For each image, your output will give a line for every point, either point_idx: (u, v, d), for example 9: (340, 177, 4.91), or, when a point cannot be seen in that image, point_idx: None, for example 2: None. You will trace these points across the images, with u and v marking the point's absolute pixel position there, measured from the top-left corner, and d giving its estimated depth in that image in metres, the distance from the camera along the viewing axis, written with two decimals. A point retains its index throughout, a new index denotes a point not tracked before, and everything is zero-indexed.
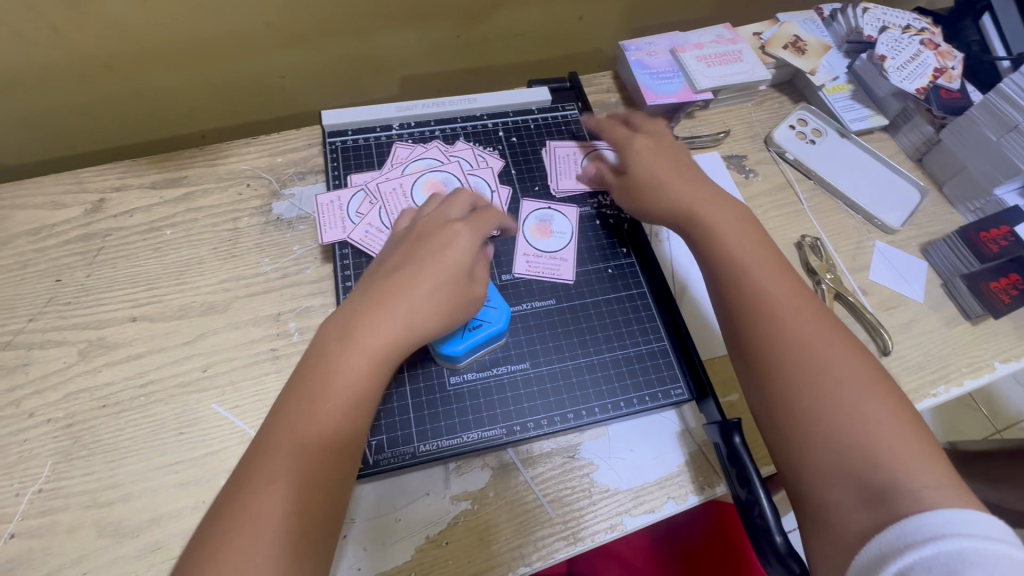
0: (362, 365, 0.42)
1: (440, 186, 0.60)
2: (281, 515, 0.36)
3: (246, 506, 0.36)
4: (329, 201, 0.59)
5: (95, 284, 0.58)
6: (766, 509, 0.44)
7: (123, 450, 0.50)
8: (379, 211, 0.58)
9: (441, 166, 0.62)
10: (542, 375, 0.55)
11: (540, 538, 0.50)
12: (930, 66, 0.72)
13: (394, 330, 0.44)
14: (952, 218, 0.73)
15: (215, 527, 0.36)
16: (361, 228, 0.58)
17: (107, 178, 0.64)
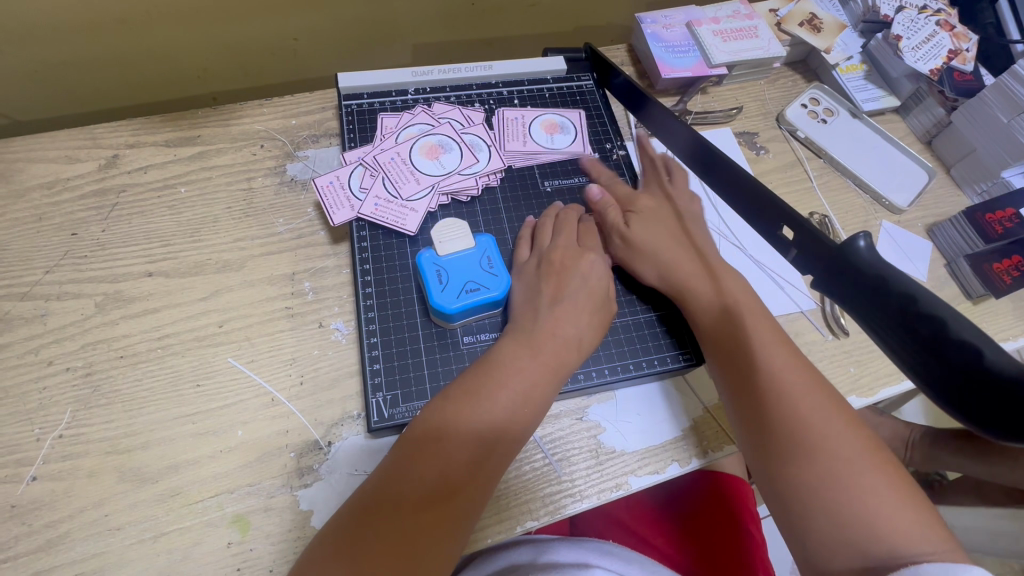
0: (507, 409, 0.45)
1: (438, 148, 0.60)
2: (393, 532, 0.39)
3: (369, 517, 0.40)
4: (328, 182, 0.57)
5: (111, 239, 0.58)
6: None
7: (141, 400, 0.51)
8: (383, 182, 0.57)
9: (432, 129, 0.61)
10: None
11: (548, 494, 0.51)
12: (945, 47, 0.72)
13: (511, 409, 0.45)
14: (957, 200, 0.73)
15: (348, 528, 0.39)
16: (369, 202, 0.56)
17: (121, 135, 0.64)
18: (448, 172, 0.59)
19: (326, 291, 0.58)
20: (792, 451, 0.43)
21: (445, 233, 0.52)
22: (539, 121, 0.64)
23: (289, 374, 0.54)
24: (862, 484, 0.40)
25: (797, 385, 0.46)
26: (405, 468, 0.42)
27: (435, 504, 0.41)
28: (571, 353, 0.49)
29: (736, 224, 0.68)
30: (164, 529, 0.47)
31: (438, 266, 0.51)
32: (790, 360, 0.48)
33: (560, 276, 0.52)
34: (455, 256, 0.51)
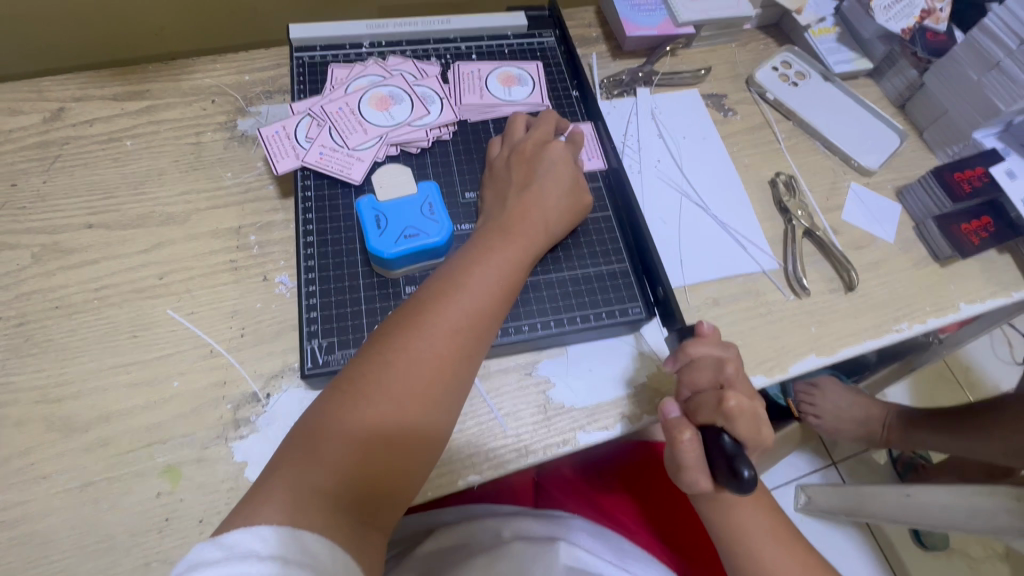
0: (469, 310, 0.44)
1: (388, 100, 0.58)
2: (352, 431, 0.38)
3: (330, 414, 0.39)
4: (274, 132, 0.56)
5: (51, 191, 0.57)
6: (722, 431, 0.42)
7: (74, 350, 0.50)
8: (330, 132, 0.55)
9: (384, 80, 0.59)
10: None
11: (492, 449, 0.50)
12: (918, 7, 0.70)
13: (494, 287, 0.46)
14: (929, 163, 0.72)
15: (309, 424, 0.39)
16: (314, 151, 0.54)
17: (68, 88, 0.63)
18: (397, 123, 0.57)
19: (273, 245, 0.57)
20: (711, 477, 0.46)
21: (391, 179, 0.51)
22: (495, 74, 0.62)
23: (230, 326, 0.52)
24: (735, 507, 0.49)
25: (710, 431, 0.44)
26: (397, 351, 0.41)
27: (430, 388, 0.41)
28: (540, 238, 0.51)
29: (703, 185, 0.66)
30: (92, 478, 0.46)
31: (377, 211, 0.49)
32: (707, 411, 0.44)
33: (527, 166, 0.53)
34: (396, 202, 0.50)
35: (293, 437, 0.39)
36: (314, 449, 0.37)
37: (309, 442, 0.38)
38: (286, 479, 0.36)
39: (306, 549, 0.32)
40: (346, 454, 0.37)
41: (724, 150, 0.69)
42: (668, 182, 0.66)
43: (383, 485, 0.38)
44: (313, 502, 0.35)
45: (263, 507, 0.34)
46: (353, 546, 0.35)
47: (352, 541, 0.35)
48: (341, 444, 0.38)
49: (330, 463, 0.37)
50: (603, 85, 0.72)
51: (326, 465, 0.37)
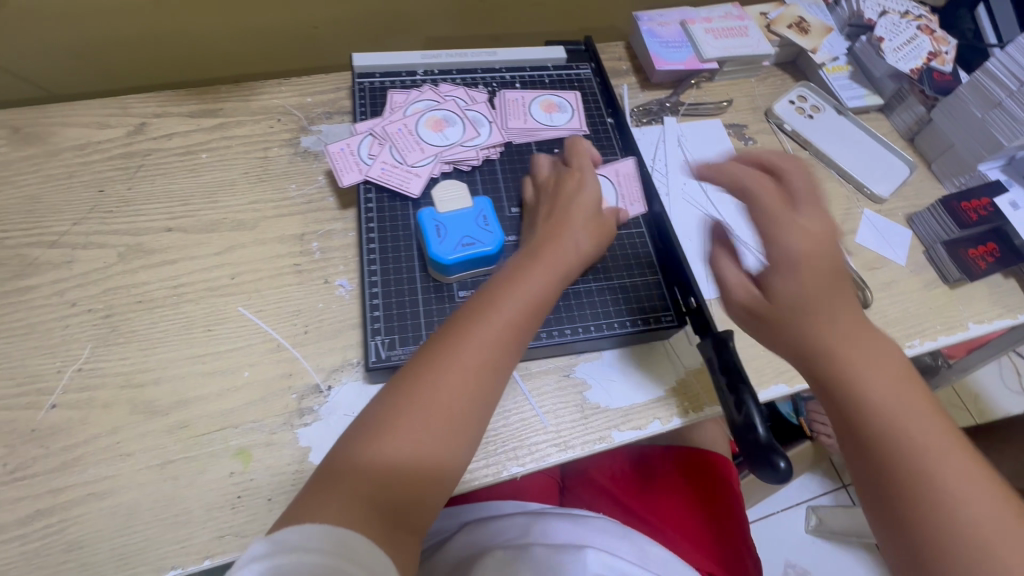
0: (495, 336, 0.47)
1: (442, 122, 0.64)
2: (384, 448, 0.41)
3: (366, 431, 0.42)
4: (339, 149, 0.62)
5: (134, 197, 0.62)
6: (755, 415, 0.46)
7: (155, 340, 0.55)
8: (390, 150, 0.61)
9: (438, 105, 0.65)
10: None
11: (534, 443, 0.54)
12: (924, 50, 0.77)
13: (521, 313, 0.48)
14: (938, 192, 0.77)
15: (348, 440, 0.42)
16: (376, 167, 0.60)
17: (150, 105, 0.69)
18: (451, 144, 0.63)
19: (333, 251, 0.62)
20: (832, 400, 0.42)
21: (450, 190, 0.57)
22: (538, 102, 0.68)
23: (295, 323, 0.57)
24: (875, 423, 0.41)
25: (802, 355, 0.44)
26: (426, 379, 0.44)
27: (456, 410, 0.44)
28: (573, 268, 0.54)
29: (726, 207, 0.71)
30: (171, 457, 0.50)
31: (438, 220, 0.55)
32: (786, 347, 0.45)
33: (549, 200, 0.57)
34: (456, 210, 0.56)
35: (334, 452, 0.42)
36: (351, 463, 0.41)
37: (347, 457, 0.41)
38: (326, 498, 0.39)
39: (334, 546, 0.35)
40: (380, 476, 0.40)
41: None
42: (694, 204, 0.71)
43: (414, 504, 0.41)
44: (345, 511, 0.38)
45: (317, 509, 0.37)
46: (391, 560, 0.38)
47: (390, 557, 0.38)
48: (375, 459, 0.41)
49: (363, 477, 0.40)
50: (633, 113, 0.78)
51: (359, 480, 0.40)
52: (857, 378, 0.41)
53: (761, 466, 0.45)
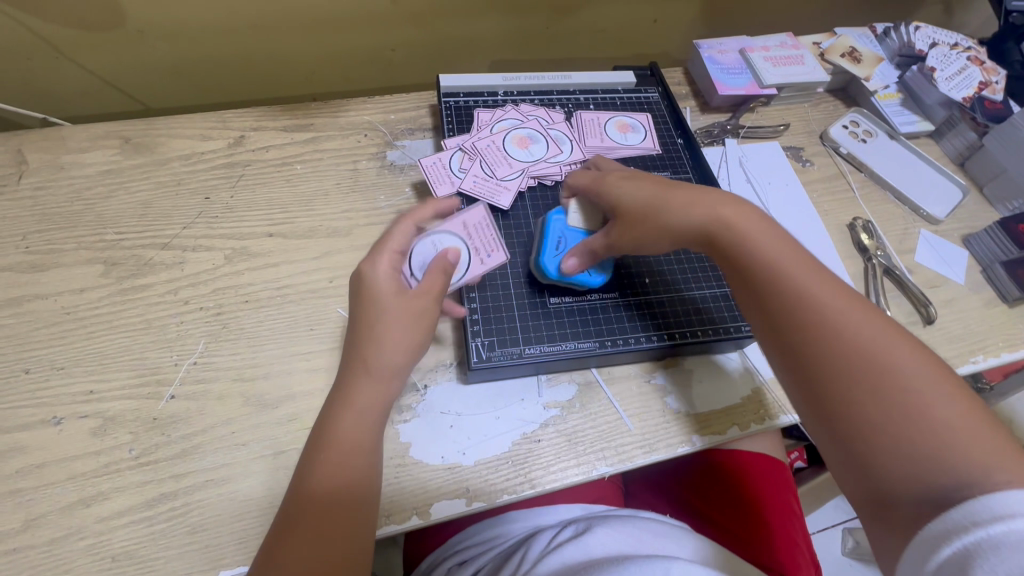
0: (387, 369, 0.48)
1: (527, 140, 0.68)
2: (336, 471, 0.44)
3: (324, 441, 0.45)
4: (432, 163, 0.66)
5: (237, 204, 0.67)
6: None
7: (262, 338, 0.58)
8: (480, 164, 0.65)
9: (522, 124, 0.69)
10: (616, 304, 0.61)
11: (622, 444, 0.56)
12: (975, 79, 0.81)
13: (405, 343, 0.48)
14: (990, 215, 0.80)
15: (305, 467, 0.44)
16: (468, 180, 0.64)
17: (247, 119, 0.74)
18: (536, 160, 0.66)
19: None
20: (840, 374, 0.42)
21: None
22: (613, 122, 0.72)
23: None
24: (917, 398, 0.40)
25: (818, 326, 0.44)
26: (331, 442, 0.45)
27: (347, 496, 0.44)
28: (438, 276, 0.50)
29: (789, 225, 0.74)
30: (282, 448, 0.53)
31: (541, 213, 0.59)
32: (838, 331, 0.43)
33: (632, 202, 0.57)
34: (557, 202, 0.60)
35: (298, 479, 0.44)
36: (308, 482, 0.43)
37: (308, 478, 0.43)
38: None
39: None
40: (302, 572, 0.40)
41: (805, 195, 0.78)
42: None
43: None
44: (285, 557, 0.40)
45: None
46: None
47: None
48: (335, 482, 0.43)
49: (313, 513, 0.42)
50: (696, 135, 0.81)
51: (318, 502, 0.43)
52: (870, 347, 0.42)
53: None
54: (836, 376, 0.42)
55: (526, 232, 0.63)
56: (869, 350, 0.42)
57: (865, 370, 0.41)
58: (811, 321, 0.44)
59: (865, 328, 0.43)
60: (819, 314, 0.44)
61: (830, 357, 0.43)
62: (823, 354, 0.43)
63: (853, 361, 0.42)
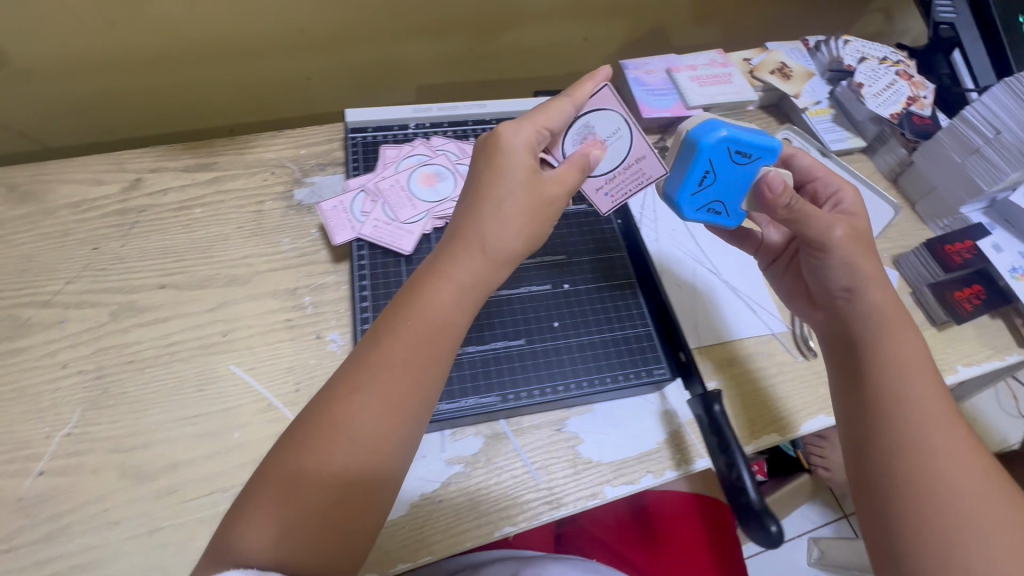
0: (452, 290, 0.47)
1: (434, 177, 0.64)
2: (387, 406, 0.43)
3: (356, 380, 0.43)
4: (332, 206, 0.63)
5: (128, 254, 0.63)
6: (744, 475, 0.47)
7: (146, 402, 0.55)
8: (382, 207, 0.62)
9: (430, 159, 0.66)
10: (560, 347, 0.59)
11: (527, 501, 0.54)
12: (903, 94, 0.79)
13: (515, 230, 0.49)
14: (922, 233, 0.78)
15: (312, 423, 0.42)
16: (368, 225, 0.61)
17: (145, 160, 0.70)
18: (442, 199, 0.63)
19: (325, 305, 0.62)
20: (888, 426, 0.48)
21: (775, 180, 0.54)
22: None
23: (287, 381, 0.57)
24: (941, 469, 0.45)
25: (908, 389, 0.49)
26: (427, 313, 0.45)
27: (380, 458, 0.42)
28: (573, 172, 0.52)
29: (716, 253, 0.72)
30: (159, 524, 0.49)
31: (709, 165, 0.55)
32: (930, 392, 0.49)
33: (797, 232, 0.55)
34: (740, 174, 0.56)
35: (304, 427, 0.43)
36: (351, 433, 0.42)
37: (343, 419, 0.42)
38: (285, 478, 0.41)
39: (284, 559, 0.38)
40: (335, 505, 0.41)
41: None
42: (685, 249, 0.71)
43: (375, 501, 0.43)
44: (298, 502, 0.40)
45: (241, 520, 0.40)
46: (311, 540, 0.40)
47: (320, 557, 0.40)
48: (371, 423, 0.42)
49: (357, 448, 0.42)
50: None
51: (370, 434, 0.42)
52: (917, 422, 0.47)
53: (752, 526, 0.45)
54: (899, 437, 0.47)
55: None
56: (927, 425, 0.47)
57: (920, 438, 0.47)
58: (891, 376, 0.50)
59: (928, 403, 0.48)
60: (909, 380, 0.49)
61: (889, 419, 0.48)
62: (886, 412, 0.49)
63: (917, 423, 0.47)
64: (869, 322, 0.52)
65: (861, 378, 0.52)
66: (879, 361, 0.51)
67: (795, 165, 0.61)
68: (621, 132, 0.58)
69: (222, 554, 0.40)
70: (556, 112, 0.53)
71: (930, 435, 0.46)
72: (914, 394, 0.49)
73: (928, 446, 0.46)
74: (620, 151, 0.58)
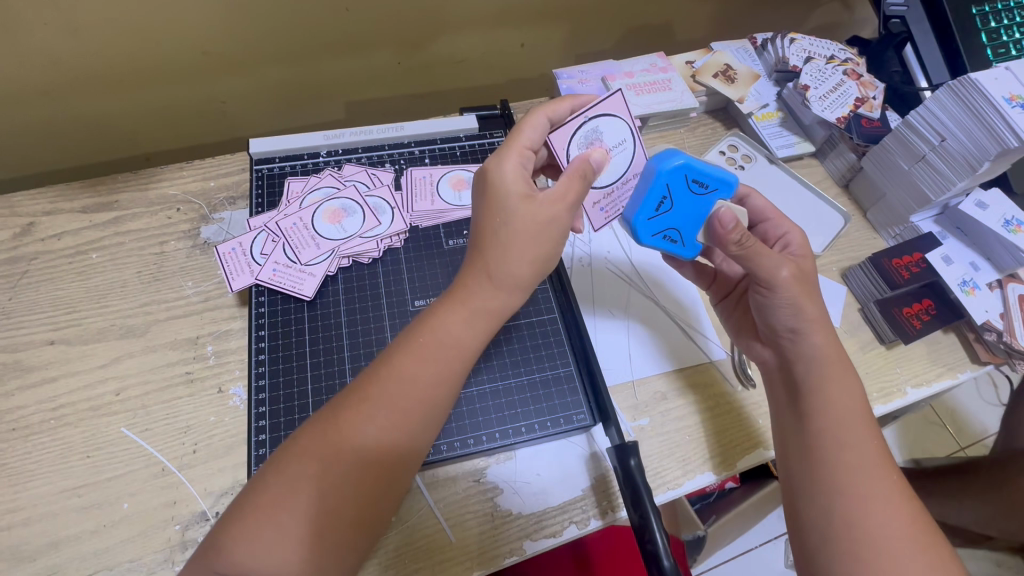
0: (467, 313, 0.46)
1: (341, 212, 0.61)
2: (395, 423, 0.42)
3: (368, 391, 0.42)
4: (231, 249, 0.59)
5: (17, 307, 0.59)
6: (656, 537, 0.43)
7: (28, 474, 0.51)
8: (284, 247, 0.58)
9: (338, 192, 0.62)
10: (485, 393, 0.56)
11: (440, 562, 0.51)
12: (851, 96, 0.75)
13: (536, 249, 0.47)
14: (874, 242, 0.74)
15: (335, 420, 0.41)
16: (268, 268, 0.57)
17: (39, 202, 0.65)
18: (349, 236, 0.60)
19: (228, 354, 0.58)
20: (832, 467, 0.46)
21: (727, 214, 0.51)
22: (447, 178, 0.65)
23: (182, 443, 0.54)
24: (876, 517, 0.44)
25: (845, 430, 0.47)
26: (442, 334, 0.45)
27: (387, 471, 0.42)
28: (576, 181, 0.48)
29: (650, 276, 0.68)
30: None
31: (666, 191, 0.52)
32: (868, 439, 0.47)
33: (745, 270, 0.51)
34: (696, 207, 0.53)
35: (320, 424, 0.42)
36: (355, 448, 0.41)
37: (353, 427, 0.41)
38: (291, 486, 0.39)
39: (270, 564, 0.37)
40: (335, 510, 0.39)
41: None
42: (618, 274, 0.68)
43: (377, 520, 0.42)
44: (304, 490, 0.39)
45: (243, 531, 0.38)
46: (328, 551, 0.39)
47: (337, 569, 0.39)
48: (379, 437, 0.41)
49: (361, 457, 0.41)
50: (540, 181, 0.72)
51: (376, 446, 0.41)
52: (852, 464, 0.46)
53: None
54: (838, 477, 0.46)
55: (333, 321, 0.56)
56: (860, 469, 0.46)
57: (854, 483, 0.45)
58: (830, 418, 0.48)
59: (865, 449, 0.47)
60: (847, 425, 0.48)
61: (830, 459, 0.47)
62: (825, 452, 0.47)
63: (849, 466, 0.46)
64: (812, 367, 0.50)
65: (804, 420, 0.49)
66: (823, 407, 0.48)
67: (748, 205, 0.58)
68: (627, 145, 0.55)
69: (221, 569, 0.37)
70: (533, 125, 0.50)
71: (865, 482, 0.45)
72: (847, 434, 0.47)
73: (864, 490, 0.45)
74: (622, 164, 0.55)
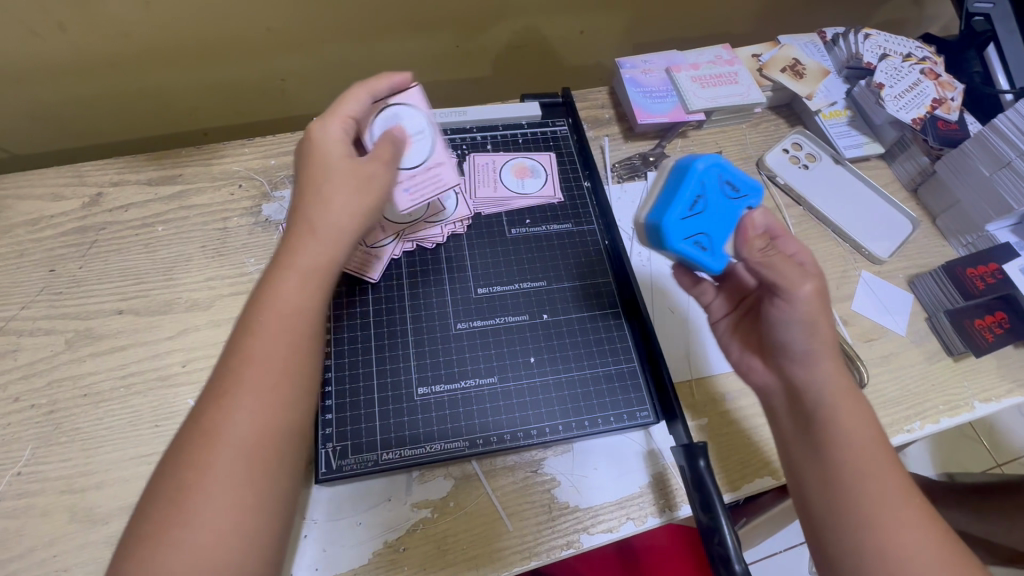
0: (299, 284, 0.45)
1: None
2: (261, 407, 0.40)
3: (224, 386, 0.41)
4: None
5: (87, 276, 0.60)
6: (727, 541, 0.43)
7: (100, 439, 0.52)
8: None
9: None
10: (548, 384, 0.56)
11: (497, 550, 0.51)
12: (928, 96, 0.71)
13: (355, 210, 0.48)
14: (943, 250, 0.72)
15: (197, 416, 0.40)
16: None
17: (106, 172, 0.66)
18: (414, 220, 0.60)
19: None
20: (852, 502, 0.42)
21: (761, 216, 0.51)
22: (510, 166, 0.66)
23: None
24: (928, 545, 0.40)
25: (862, 459, 0.43)
26: (282, 307, 0.44)
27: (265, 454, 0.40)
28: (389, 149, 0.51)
29: None
30: None
31: (700, 189, 0.51)
32: (883, 466, 0.43)
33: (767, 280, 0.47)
34: (725, 212, 0.52)
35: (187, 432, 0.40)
36: (226, 440, 0.39)
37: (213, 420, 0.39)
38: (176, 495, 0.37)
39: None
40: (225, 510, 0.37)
41: None
42: None
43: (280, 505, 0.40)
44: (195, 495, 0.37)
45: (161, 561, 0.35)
46: (247, 541, 0.37)
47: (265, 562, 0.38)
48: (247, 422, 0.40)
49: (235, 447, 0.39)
50: (608, 176, 0.72)
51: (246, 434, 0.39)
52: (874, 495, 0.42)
53: None
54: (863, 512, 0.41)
55: (397, 303, 0.57)
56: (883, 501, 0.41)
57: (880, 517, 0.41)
58: (843, 448, 0.43)
59: (883, 477, 0.42)
60: (861, 453, 0.43)
61: (848, 492, 0.42)
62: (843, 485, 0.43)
63: (872, 498, 0.42)
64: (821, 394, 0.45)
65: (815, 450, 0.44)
66: (838, 434, 0.43)
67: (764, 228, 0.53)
68: (426, 133, 0.54)
69: None
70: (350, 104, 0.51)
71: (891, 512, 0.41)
72: (865, 463, 0.43)
73: (899, 525, 0.41)
74: (424, 150, 0.54)
